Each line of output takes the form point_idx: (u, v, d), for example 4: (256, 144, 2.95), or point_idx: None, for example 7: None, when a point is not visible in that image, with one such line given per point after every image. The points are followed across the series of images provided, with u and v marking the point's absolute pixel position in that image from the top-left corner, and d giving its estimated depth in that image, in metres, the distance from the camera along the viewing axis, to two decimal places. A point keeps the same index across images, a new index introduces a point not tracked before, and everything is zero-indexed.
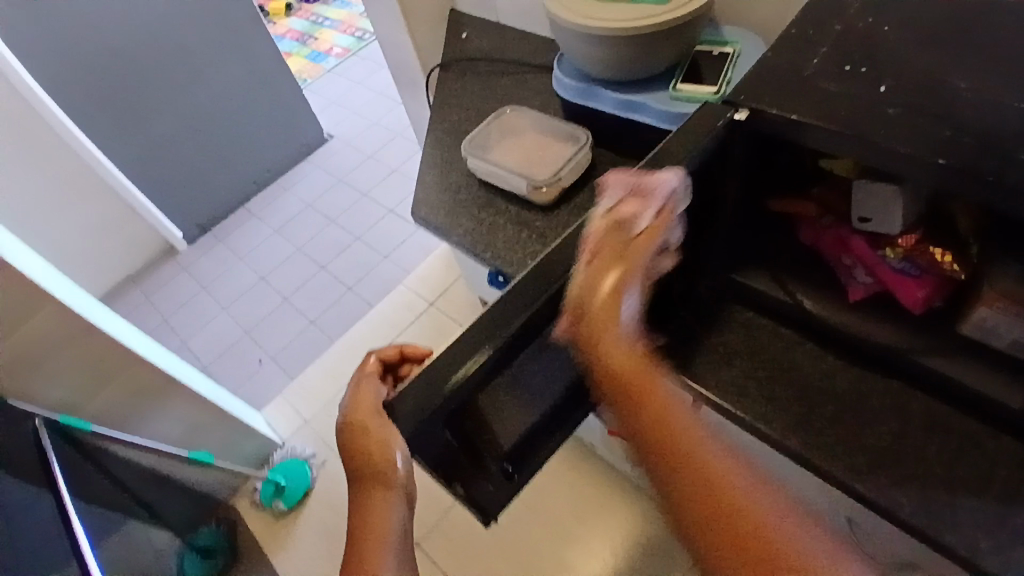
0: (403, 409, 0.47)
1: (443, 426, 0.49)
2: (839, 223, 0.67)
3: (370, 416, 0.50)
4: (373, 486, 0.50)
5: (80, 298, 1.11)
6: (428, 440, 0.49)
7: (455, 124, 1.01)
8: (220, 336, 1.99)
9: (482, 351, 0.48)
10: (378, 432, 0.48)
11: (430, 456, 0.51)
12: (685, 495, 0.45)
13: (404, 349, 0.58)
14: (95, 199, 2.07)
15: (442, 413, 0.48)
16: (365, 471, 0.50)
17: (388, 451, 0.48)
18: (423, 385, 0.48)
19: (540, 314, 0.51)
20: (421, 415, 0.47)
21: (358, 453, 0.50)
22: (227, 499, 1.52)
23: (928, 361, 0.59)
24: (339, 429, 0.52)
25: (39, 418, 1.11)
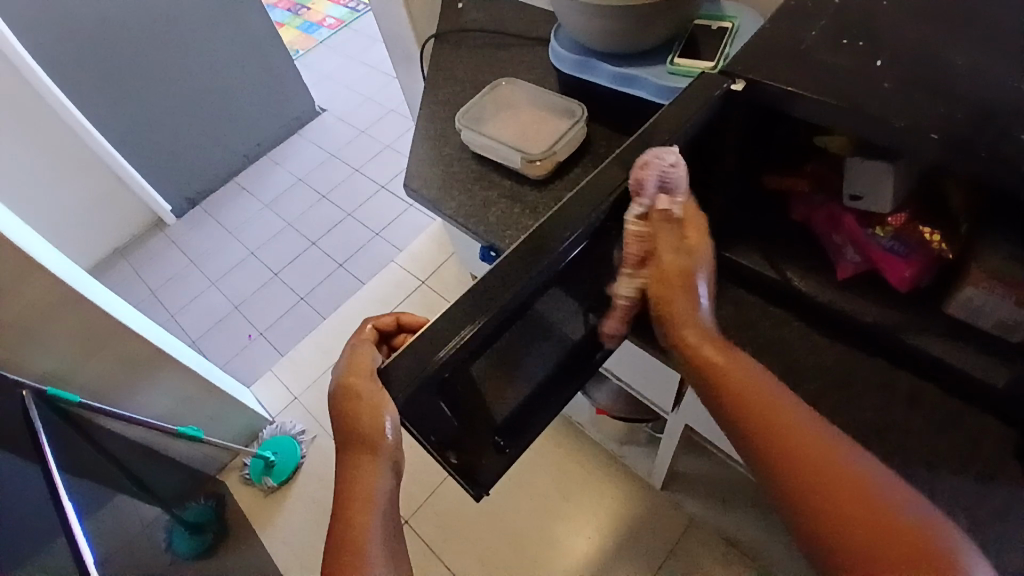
0: (398, 373, 0.45)
1: (436, 395, 0.48)
2: (830, 199, 0.66)
3: (364, 379, 0.48)
4: (360, 454, 0.49)
5: (65, 267, 1.09)
6: (422, 409, 0.47)
7: (449, 96, 1.00)
8: (209, 311, 1.97)
9: (477, 318, 0.46)
10: (370, 396, 0.47)
11: (423, 426, 0.50)
12: (783, 455, 0.48)
13: (400, 319, 0.58)
14: (83, 170, 2.04)
15: (435, 381, 0.46)
16: (354, 437, 0.48)
17: (378, 414, 0.46)
18: (416, 351, 0.45)
19: (530, 291, 0.48)
20: (417, 380, 0.45)
21: (350, 417, 0.48)
22: (215, 475, 1.53)
23: (914, 339, 0.60)
24: (333, 393, 0.50)
25: (27, 389, 1.09)
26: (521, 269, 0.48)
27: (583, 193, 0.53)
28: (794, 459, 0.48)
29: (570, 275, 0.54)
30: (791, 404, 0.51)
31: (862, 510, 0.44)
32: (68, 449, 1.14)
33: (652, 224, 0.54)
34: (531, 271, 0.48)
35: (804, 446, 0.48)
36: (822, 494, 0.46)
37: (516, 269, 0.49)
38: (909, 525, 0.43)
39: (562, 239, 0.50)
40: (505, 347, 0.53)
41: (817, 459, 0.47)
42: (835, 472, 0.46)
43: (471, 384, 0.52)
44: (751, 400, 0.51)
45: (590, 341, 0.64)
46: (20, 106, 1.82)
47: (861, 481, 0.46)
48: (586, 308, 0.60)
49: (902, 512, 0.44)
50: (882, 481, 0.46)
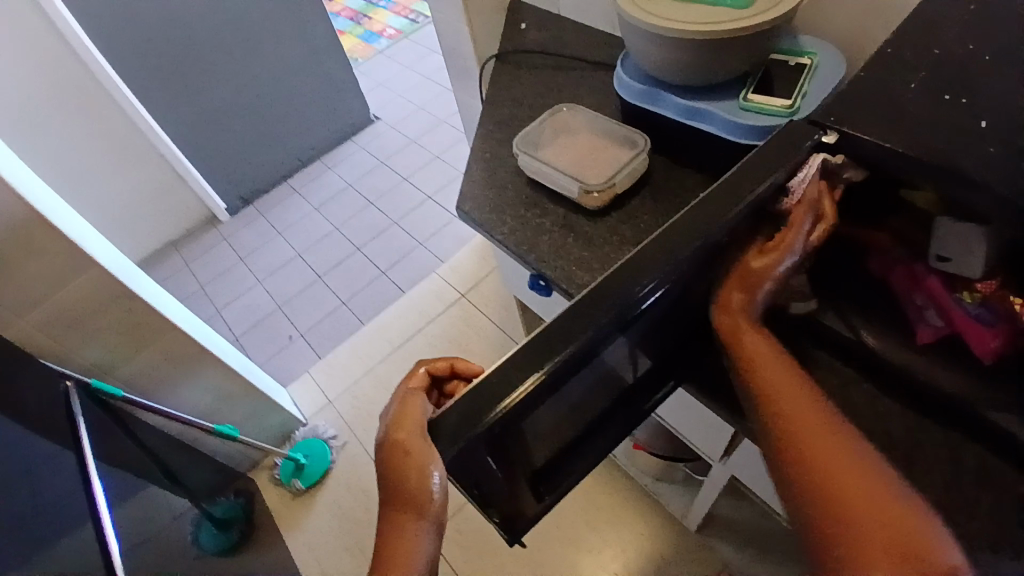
0: (445, 428, 0.43)
1: (483, 451, 0.45)
2: (910, 259, 0.62)
3: (414, 435, 0.44)
4: (404, 514, 0.46)
5: (119, 262, 1.12)
6: (468, 463, 0.45)
7: (507, 117, 0.98)
8: (253, 308, 2.01)
9: (538, 369, 0.43)
10: (419, 454, 0.43)
11: (468, 480, 0.47)
12: (786, 440, 0.49)
13: (455, 365, 0.54)
14: (144, 163, 2.11)
15: (485, 437, 0.43)
16: (400, 496, 0.45)
17: (427, 472, 0.43)
18: (469, 403, 0.43)
19: (594, 342, 0.45)
20: (464, 436, 0.42)
21: (395, 474, 0.45)
22: (247, 472, 1.55)
23: (992, 415, 0.55)
24: (380, 445, 0.46)
25: (70, 379, 1.12)
26: (586, 319, 0.46)
27: (655, 242, 0.49)
28: (794, 445, 0.49)
29: (635, 325, 0.50)
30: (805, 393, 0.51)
31: (855, 496, 0.45)
32: (106, 439, 1.17)
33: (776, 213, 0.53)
34: (597, 323, 0.45)
35: (807, 434, 0.49)
36: (816, 482, 0.47)
37: (580, 319, 0.46)
38: (903, 517, 0.44)
39: (635, 289, 0.47)
40: (562, 392, 0.49)
41: (814, 446, 0.48)
42: (834, 463, 0.47)
43: (520, 438, 0.49)
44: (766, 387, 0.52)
45: (639, 384, 0.62)
46: (86, 99, 1.91)
47: (859, 473, 0.46)
48: (642, 354, 0.58)
49: (895, 506, 0.45)
50: (879, 474, 0.47)
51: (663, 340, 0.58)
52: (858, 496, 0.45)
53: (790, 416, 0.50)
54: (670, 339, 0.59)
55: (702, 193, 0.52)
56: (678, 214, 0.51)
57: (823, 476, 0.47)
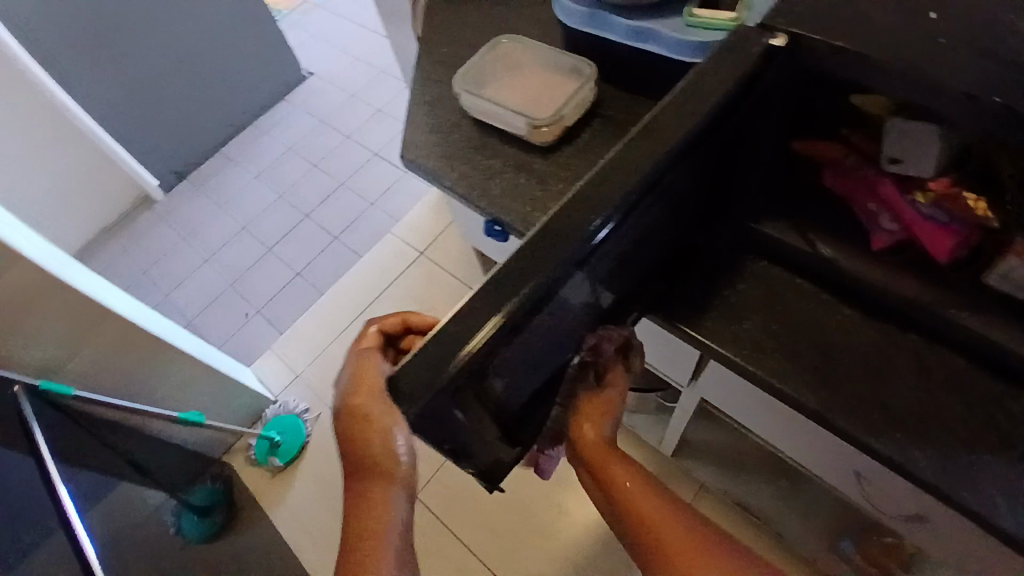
0: (405, 387, 0.41)
1: (449, 403, 0.43)
2: (866, 166, 0.61)
3: (372, 400, 0.45)
4: (373, 482, 0.46)
5: (50, 255, 1.03)
6: (432, 420, 0.43)
7: (445, 56, 0.92)
8: (203, 288, 1.93)
9: (497, 312, 0.41)
10: (380, 418, 0.43)
11: (439, 437, 0.47)
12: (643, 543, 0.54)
13: (407, 320, 0.56)
14: (63, 145, 1.94)
15: (451, 389, 0.41)
16: (365, 463, 0.46)
17: (390, 434, 0.44)
18: (426, 359, 0.41)
19: (557, 280, 0.43)
20: (427, 393, 0.40)
21: (360, 441, 0.45)
22: (220, 457, 1.50)
23: (952, 314, 0.56)
24: (338, 411, 0.47)
25: (18, 384, 1.06)
26: (545, 254, 0.43)
27: (608, 170, 0.47)
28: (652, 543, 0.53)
29: (594, 259, 0.48)
30: (651, 497, 0.56)
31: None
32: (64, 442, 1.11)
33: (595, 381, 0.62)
34: (557, 258, 0.43)
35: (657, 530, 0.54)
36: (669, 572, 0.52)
37: (540, 257, 0.43)
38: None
39: (592, 218, 0.44)
40: (525, 338, 0.48)
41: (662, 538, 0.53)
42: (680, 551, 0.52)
43: (486, 387, 0.47)
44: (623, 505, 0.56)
45: (606, 323, 0.60)
46: None
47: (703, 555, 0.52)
48: (604, 291, 0.56)
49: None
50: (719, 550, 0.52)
51: (625, 273, 0.57)
52: None
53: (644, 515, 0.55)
54: (631, 271, 0.58)
55: (652, 112, 0.49)
56: (629, 138, 0.48)
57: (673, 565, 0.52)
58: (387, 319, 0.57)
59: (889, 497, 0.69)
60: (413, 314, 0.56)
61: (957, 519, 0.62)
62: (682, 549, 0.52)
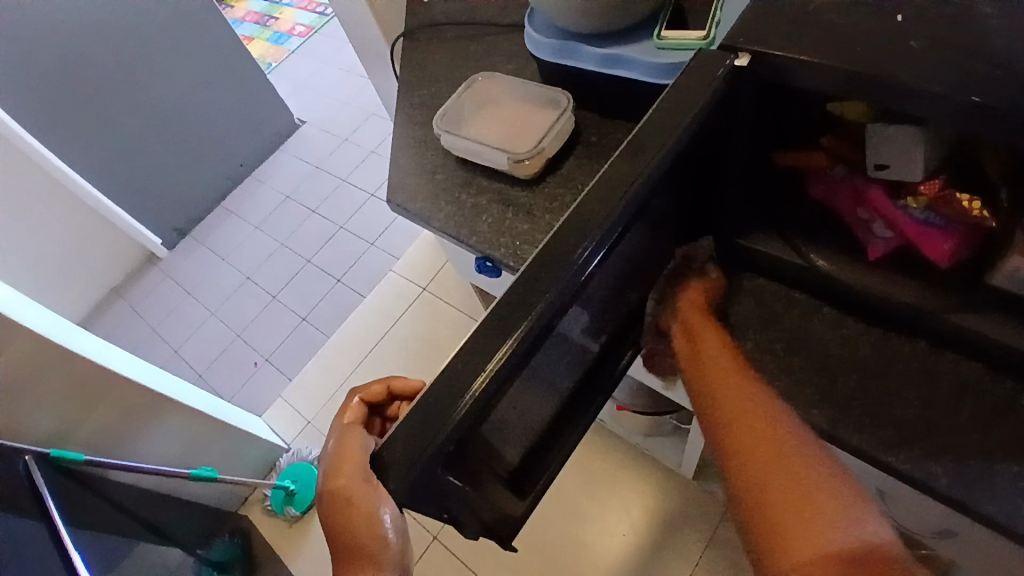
0: (394, 462, 0.39)
1: (439, 472, 0.41)
2: (851, 173, 0.60)
3: (355, 480, 0.44)
4: (362, 566, 0.45)
5: (50, 323, 1.04)
6: (423, 491, 0.41)
7: (425, 98, 0.93)
8: (212, 341, 1.94)
9: (492, 361, 0.40)
10: (364, 499, 0.42)
11: (434, 506, 0.45)
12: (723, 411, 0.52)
13: (390, 386, 0.57)
14: (63, 212, 1.98)
15: (440, 456, 0.40)
16: (353, 547, 0.44)
17: (376, 516, 0.42)
18: (413, 428, 0.40)
19: (544, 324, 0.42)
20: (419, 459, 0.39)
21: (345, 525, 0.44)
22: (237, 510, 1.50)
23: (958, 319, 0.54)
24: (323, 495, 0.46)
25: (29, 454, 1.06)
26: (524, 298, 0.42)
27: (588, 198, 0.46)
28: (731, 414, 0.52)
29: (584, 294, 0.47)
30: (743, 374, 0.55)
31: (778, 464, 0.48)
32: (78, 510, 1.10)
33: (696, 273, 0.64)
34: (541, 299, 0.42)
35: (742, 404, 0.52)
36: (744, 443, 0.50)
37: (523, 297, 0.42)
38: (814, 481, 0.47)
39: (578, 252, 0.43)
40: (520, 386, 0.46)
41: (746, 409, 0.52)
42: (760, 426, 0.50)
43: (481, 444, 0.46)
44: (710, 371, 0.55)
45: (601, 354, 0.59)
46: None
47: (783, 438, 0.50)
48: (598, 325, 0.55)
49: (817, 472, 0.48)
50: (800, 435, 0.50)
51: (617, 304, 0.56)
52: (787, 478, 0.47)
53: (726, 391, 0.53)
54: (623, 302, 0.57)
55: (627, 139, 0.48)
56: (609, 167, 0.47)
57: (752, 436, 0.50)
58: (370, 387, 0.58)
59: (915, 513, 0.65)
60: (395, 380, 0.57)
61: (989, 534, 0.59)
62: (755, 434, 0.50)
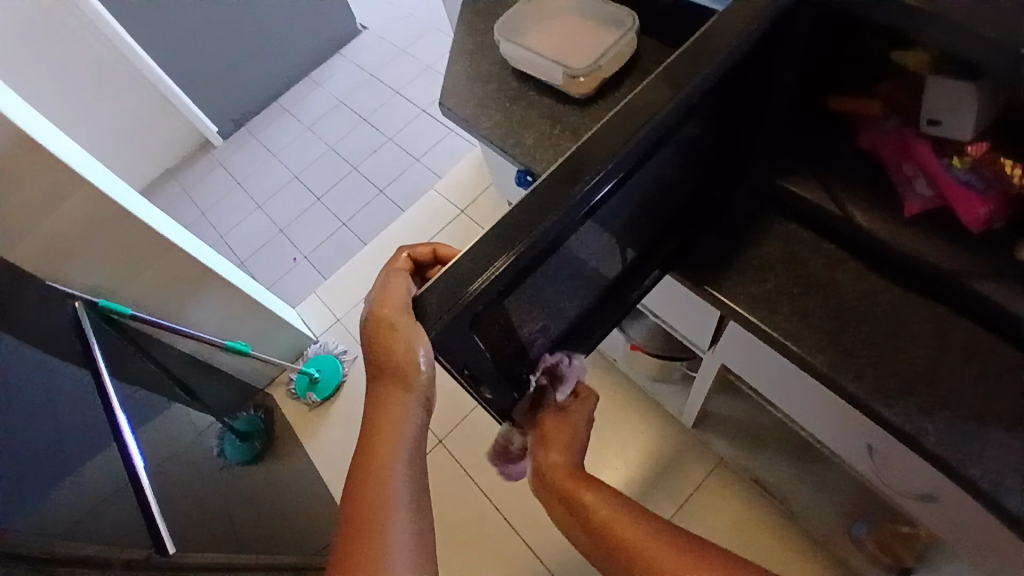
0: (430, 307, 0.43)
1: (468, 330, 0.45)
2: (905, 126, 0.59)
3: (399, 312, 0.47)
4: (392, 386, 0.49)
5: (110, 183, 1.11)
6: (453, 344, 0.45)
7: (489, 6, 0.93)
8: (257, 233, 2.02)
9: (503, 254, 0.42)
10: (405, 329, 0.45)
11: (460, 359, 0.48)
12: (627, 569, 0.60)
13: (436, 250, 0.61)
14: (127, 88, 2.05)
15: (468, 314, 0.44)
16: (388, 366, 0.48)
17: (413, 347, 0.45)
18: (447, 285, 0.43)
19: (561, 227, 0.44)
20: (446, 312, 0.42)
21: (382, 349, 0.47)
22: (264, 388, 1.62)
23: (980, 285, 0.55)
24: (366, 321, 0.49)
25: (78, 300, 1.15)
26: (541, 206, 0.44)
27: (619, 116, 0.46)
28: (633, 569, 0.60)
29: (600, 213, 0.48)
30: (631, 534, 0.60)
31: None
32: (122, 359, 1.20)
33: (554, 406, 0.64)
34: (558, 212, 0.43)
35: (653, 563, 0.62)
36: None
37: (536, 210, 0.44)
38: None
39: (586, 182, 0.44)
40: (540, 280, 0.49)
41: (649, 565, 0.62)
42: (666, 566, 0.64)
43: (507, 321, 0.50)
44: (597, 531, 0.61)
45: (624, 274, 0.62)
46: (64, 20, 1.82)
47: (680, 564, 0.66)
48: (623, 245, 0.57)
49: None
50: None
51: (646, 227, 0.59)
52: None
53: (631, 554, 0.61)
54: (651, 225, 0.59)
55: (666, 62, 0.48)
56: (638, 90, 0.47)
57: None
58: (417, 248, 0.62)
59: (897, 472, 0.68)
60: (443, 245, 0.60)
61: (965, 499, 0.61)
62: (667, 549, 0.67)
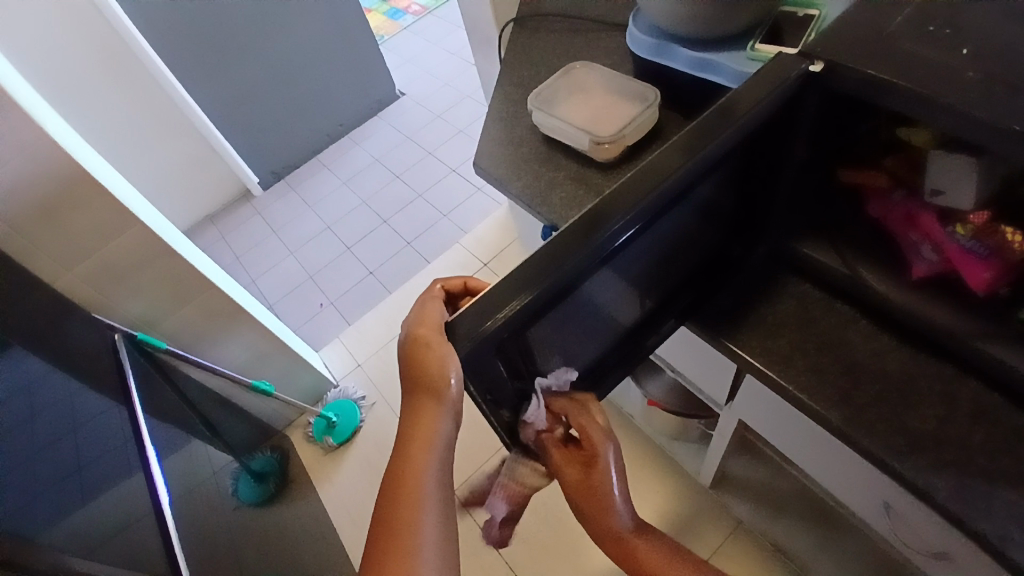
0: (460, 330, 0.48)
1: (492, 355, 0.49)
2: (910, 196, 0.64)
3: (434, 332, 0.51)
4: (425, 399, 0.52)
5: (162, 224, 1.19)
6: (479, 367, 0.49)
7: (525, 79, 1.02)
8: (286, 278, 2.10)
9: (527, 289, 0.46)
10: (438, 347, 0.49)
11: (483, 386, 0.52)
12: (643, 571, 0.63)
13: (468, 283, 0.66)
14: (181, 138, 2.20)
15: (492, 341, 0.48)
16: (420, 381, 0.51)
17: (445, 365, 0.49)
18: (474, 317, 0.48)
19: (581, 269, 0.48)
20: (473, 337, 0.47)
21: (415, 365, 0.51)
22: (282, 430, 1.63)
23: (983, 346, 0.58)
24: (402, 342, 0.54)
25: (119, 332, 1.21)
26: (566, 250, 0.48)
27: (638, 177, 0.51)
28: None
29: (620, 259, 0.53)
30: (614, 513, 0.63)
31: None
32: (154, 389, 1.25)
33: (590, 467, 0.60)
34: (582, 254, 0.48)
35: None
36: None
37: (567, 244, 0.48)
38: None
39: (613, 221, 0.49)
40: (562, 319, 0.53)
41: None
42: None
43: (529, 354, 0.54)
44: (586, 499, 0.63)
45: (644, 321, 0.65)
46: (131, 77, 1.99)
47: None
48: (642, 293, 0.62)
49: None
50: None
51: (665, 278, 0.63)
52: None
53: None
54: (670, 275, 0.63)
55: (681, 133, 0.53)
56: (660, 153, 0.53)
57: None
58: (449, 280, 0.66)
59: (915, 532, 0.68)
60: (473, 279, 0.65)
61: (982, 561, 0.61)
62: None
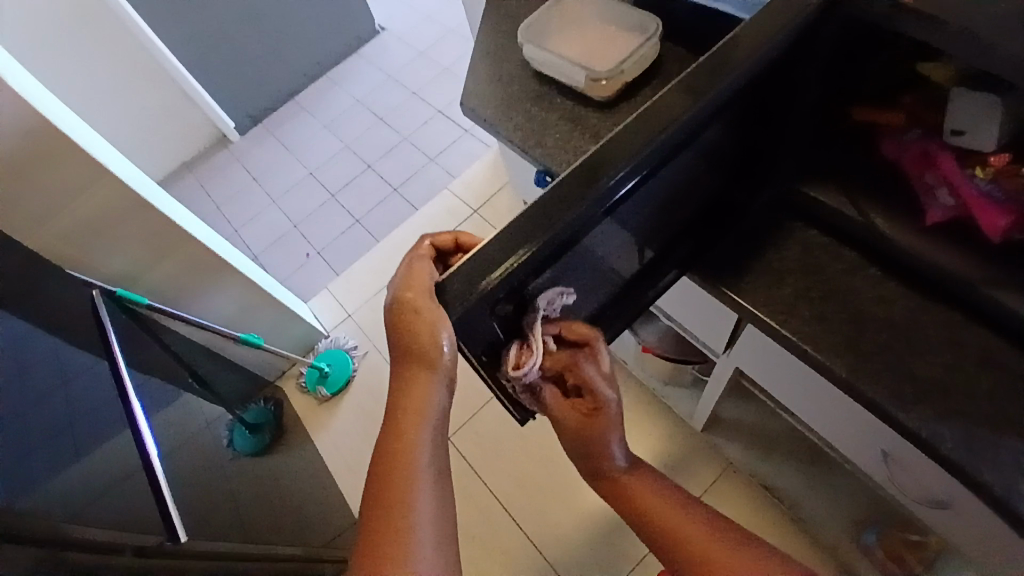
0: (452, 291, 0.45)
1: (487, 315, 0.47)
2: (926, 136, 0.61)
3: (422, 294, 0.48)
4: (417, 368, 0.50)
5: (133, 173, 1.13)
6: (473, 327, 0.47)
7: (514, 10, 0.94)
8: (270, 227, 2.04)
9: (524, 245, 0.43)
10: (427, 313, 0.47)
11: (478, 346, 0.50)
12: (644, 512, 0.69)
13: (458, 238, 0.62)
14: (149, 80, 2.08)
15: (487, 301, 0.45)
16: (410, 349, 0.49)
17: (436, 330, 0.47)
18: (466, 276, 0.44)
19: (581, 222, 0.45)
20: (467, 299, 0.44)
21: (404, 330, 0.48)
22: (275, 380, 1.64)
23: (995, 294, 0.56)
24: (390, 305, 0.51)
25: (97, 289, 1.15)
26: (564, 202, 0.45)
27: (641, 120, 0.47)
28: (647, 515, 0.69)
29: (622, 209, 0.49)
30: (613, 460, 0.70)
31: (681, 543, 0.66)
32: (137, 344, 1.16)
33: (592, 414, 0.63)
34: (581, 206, 0.44)
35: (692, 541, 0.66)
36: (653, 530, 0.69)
37: (565, 196, 0.45)
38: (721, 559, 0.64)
39: (616, 169, 0.45)
40: (560, 274, 0.50)
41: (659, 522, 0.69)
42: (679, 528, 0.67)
43: (526, 312, 0.51)
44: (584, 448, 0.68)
45: (644, 272, 0.63)
46: (89, 13, 1.85)
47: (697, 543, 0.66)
48: (643, 244, 0.59)
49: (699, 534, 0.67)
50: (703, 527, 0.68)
51: (666, 226, 0.60)
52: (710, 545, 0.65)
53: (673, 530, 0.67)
54: (671, 223, 0.60)
55: (686, 71, 0.49)
56: (664, 93, 0.48)
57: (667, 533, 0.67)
58: (439, 235, 0.63)
59: (910, 477, 0.69)
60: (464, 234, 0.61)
61: (976, 505, 0.62)
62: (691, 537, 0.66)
